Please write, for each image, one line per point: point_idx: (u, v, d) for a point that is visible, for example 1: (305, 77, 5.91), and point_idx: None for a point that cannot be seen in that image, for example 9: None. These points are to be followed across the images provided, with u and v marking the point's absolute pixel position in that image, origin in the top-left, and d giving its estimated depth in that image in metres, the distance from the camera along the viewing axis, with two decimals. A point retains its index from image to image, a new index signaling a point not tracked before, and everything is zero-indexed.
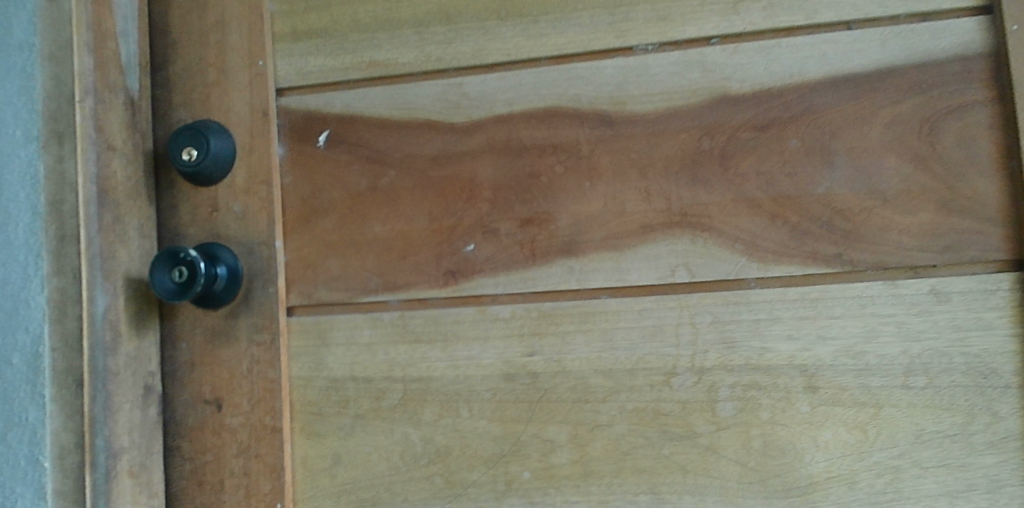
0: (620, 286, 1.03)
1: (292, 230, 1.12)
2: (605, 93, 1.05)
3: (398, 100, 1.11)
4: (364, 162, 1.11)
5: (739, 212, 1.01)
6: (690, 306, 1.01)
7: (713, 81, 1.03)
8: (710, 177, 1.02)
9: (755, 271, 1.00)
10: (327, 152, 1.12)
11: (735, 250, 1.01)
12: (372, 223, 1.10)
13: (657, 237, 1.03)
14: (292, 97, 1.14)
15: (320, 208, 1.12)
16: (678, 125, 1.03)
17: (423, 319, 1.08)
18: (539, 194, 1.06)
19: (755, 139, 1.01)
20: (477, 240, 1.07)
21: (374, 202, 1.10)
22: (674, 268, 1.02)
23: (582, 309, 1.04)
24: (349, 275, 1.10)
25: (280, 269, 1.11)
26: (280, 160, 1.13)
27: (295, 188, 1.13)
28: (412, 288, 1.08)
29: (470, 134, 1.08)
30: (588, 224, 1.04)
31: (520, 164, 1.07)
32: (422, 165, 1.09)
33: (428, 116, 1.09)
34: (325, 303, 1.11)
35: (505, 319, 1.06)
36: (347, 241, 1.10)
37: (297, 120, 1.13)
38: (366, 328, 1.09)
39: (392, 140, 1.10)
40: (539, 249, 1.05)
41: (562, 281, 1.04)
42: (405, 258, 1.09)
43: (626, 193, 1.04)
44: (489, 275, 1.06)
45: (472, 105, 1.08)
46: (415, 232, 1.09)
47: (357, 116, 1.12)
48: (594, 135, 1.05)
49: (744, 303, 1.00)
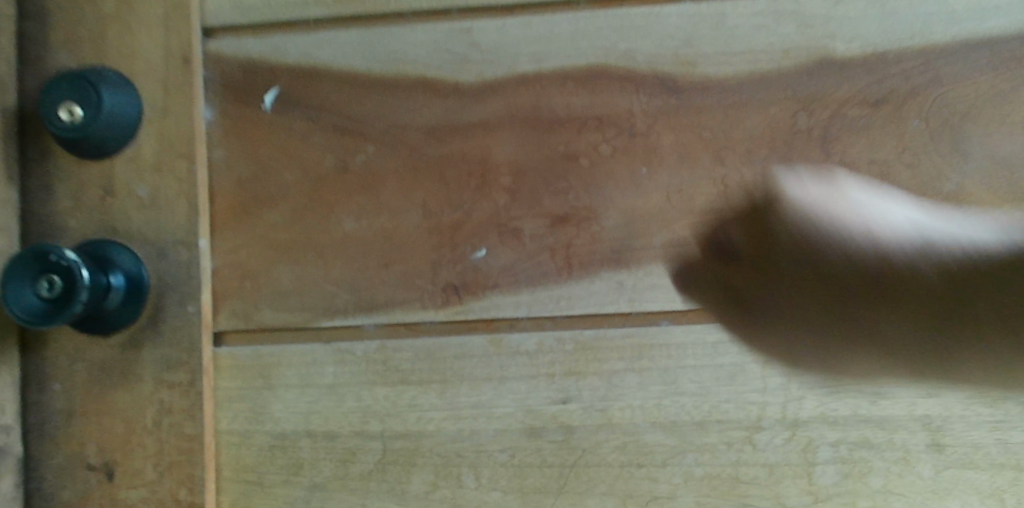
0: (689, 309, 0.77)
1: (224, 226, 0.80)
2: (669, 49, 0.77)
3: (378, 48, 0.79)
4: (330, 133, 0.79)
5: (847, 213, 0.76)
6: (785, 338, 0.76)
7: (813, 41, 0.76)
8: (811, 166, 0.76)
9: (866, 293, 0.77)
10: (277, 117, 0.80)
11: (839, 265, 0.77)
12: (340, 218, 0.78)
13: (738, 245, 0.77)
14: (225, 40, 0.81)
15: (266, 195, 0.80)
16: (766, 97, 0.76)
17: (414, 353, 0.77)
18: (577, 183, 0.77)
19: (866, 118, 0.76)
20: (491, 243, 0.77)
21: (343, 188, 0.79)
22: (760, 287, 0.77)
23: (637, 342, 0.77)
24: (305, 290, 0.78)
25: (206, 280, 0.79)
26: (206, 126, 0.81)
27: (230, 167, 0.80)
28: (398, 309, 0.77)
29: (482, 99, 0.78)
30: (645, 225, 0.77)
31: (551, 141, 0.78)
32: (412, 139, 0.79)
33: (423, 71, 0.79)
34: (270, 329, 0.78)
35: (528, 354, 0.77)
36: (304, 242, 0.78)
37: (232, 72, 0.81)
38: (330, 365, 0.77)
39: (370, 104, 0.79)
40: (577, 259, 0.77)
41: (610, 302, 0.77)
42: (387, 267, 0.77)
43: (697, 185, 0.77)
44: (508, 292, 0.77)
45: (483, 61, 0.78)
46: (403, 231, 0.78)
47: (319, 69, 0.80)
48: (653, 106, 0.77)
49: (852, 335, 0.76)
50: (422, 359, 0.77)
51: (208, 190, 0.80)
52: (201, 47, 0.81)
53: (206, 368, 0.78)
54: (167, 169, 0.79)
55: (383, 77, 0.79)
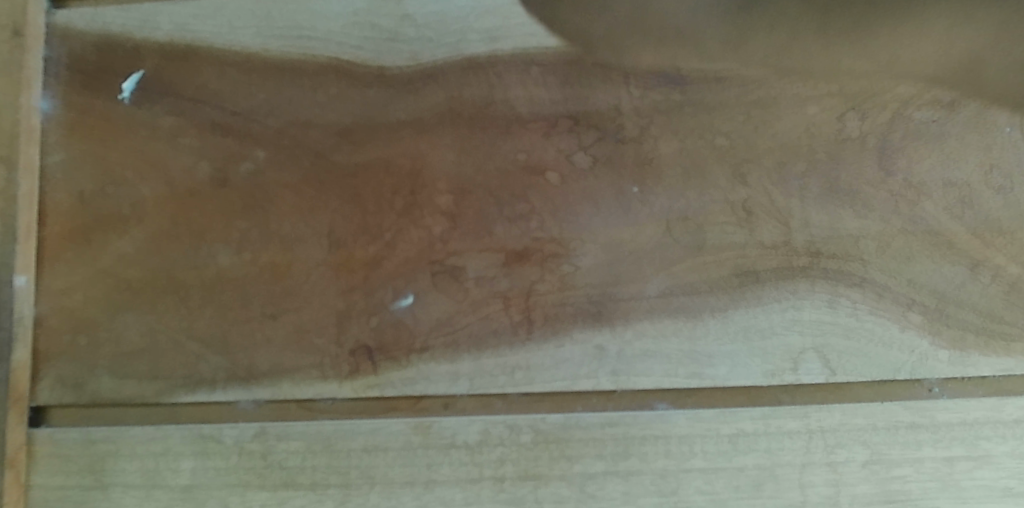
0: (695, 388, 0.55)
1: (54, 258, 0.56)
2: (672, 27, 0.57)
3: (279, 21, 0.57)
4: (206, 131, 0.56)
5: (913, 254, 0.55)
6: (829, 432, 0.55)
7: (865, 19, 0.57)
8: (865, 190, 0.56)
9: (942, 368, 0.55)
10: (139, 112, 0.57)
11: (909, 328, 0.55)
12: (215, 248, 0.56)
13: (764, 298, 0.55)
14: (78, 9, 0.58)
15: (109, 216, 0.56)
16: (805, 91, 0.56)
17: (306, 444, 0.55)
18: (543, 206, 0.56)
19: (937, 122, 0.56)
20: (420, 287, 0.55)
21: (219, 209, 0.56)
22: (797, 356, 0.55)
23: (623, 433, 0.55)
24: (160, 350, 0.55)
25: (21, 335, 0.55)
26: (42, 121, 0.56)
27: (70, 178, 0.56)
28: (287, 380, 0.55)
29: (415, 90, 0.57)
30: (633, 267, 0.56)
31: (508, 148, 0.56)
32: (318, 141, 0.56)
33: (336, 51, 0.57)
34: (110, 404, 0.55)
35: (467, 448, 0.55)
36: (161, 283, 0.55)
37: (83, 50, 0.57)
38: (187, 458, 0.54)
39: (263, 94, 0.57)
40: (541, 311, 0.55)
41: (586, 376, 0.55)
42: (275, 318, 0.55)
43: (710, 213, 0.56)
44: (442, 358, 0.55)
45: (418, 39, 0.57)
46: (300, 270, 0.55)
47: (198, 47, 0.57)
48: (650, 100, 0.57)
49: (925, 428, 0.55)
50: (317, 453, 0.54)
51: (39, 209, 0.56)
52: (45, 18, 0.57)
53: (11, 461, 0.54)
54: None
55: (283, 58, 0.57)
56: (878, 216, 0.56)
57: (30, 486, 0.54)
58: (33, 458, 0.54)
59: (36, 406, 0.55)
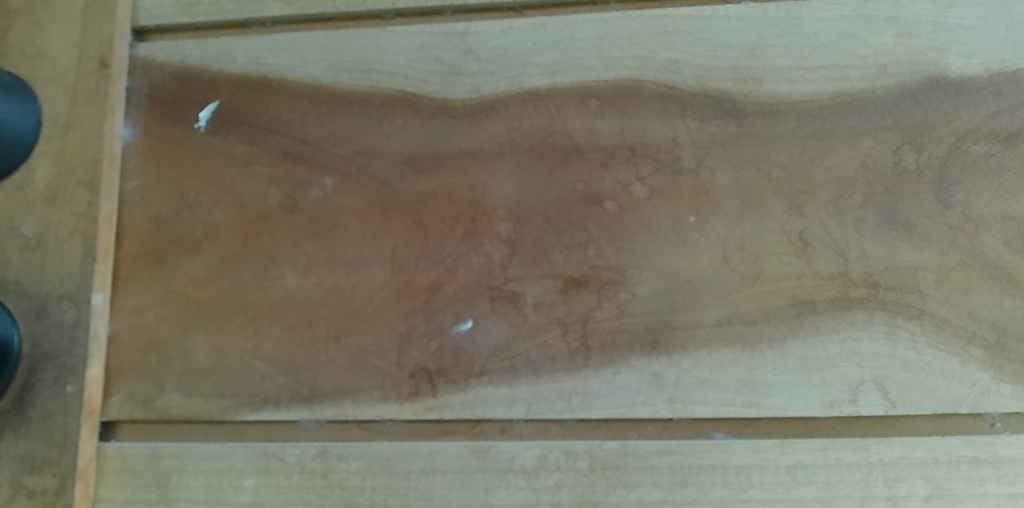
0: (753, 418, 0.55)
1: (129, 278, 0.58)
2: (727, 62, 0.59)
3: (348, 55, 0.60)
4: (277, 159, 0.59)
5: (973, 288, 0.56)
6: (889, 465, 0.54)
7: (920, 55, 0.58)
8: (922, 222, 0.56)
9: (1005, 402, 0.54)
10: (213, 140, 0.59)
11: (970, 361, 0.55)
12: (282, 271, 0.57)
13: (822, 329, 0.56)
14: (159, 42, 0.61)
15: (182, 239, 0.58)
16: (861, 124, 0.57)
17: (365, 464, 0.55)
18: (601, 234, 0.57)
19: (995, 157, 0.57)
20: (479, 312, 0.57)
21: (287, 233, 0.58)
22: (856, 388, 0.55)
23: (680, 462, 0.55)
24: (227, 368, 0.57)
25: (95, 352, 0.57)
26: (123, 148, 0.59)
27: (147, 202, 0.59)
28: (349, 401, 0.56)
29: (477, 121, 0.59)
30: (690, 296, 0.56)
31: (567, 178, 0.58)
32: (383, 170, 0.58)
33: (402, 84, 0.59)
34: (177, 421, 0.56)
35: (524, 473, 0.55)
36: (229, 303, 0.57)
37: (163, 82, 0.60)
38: (250, 475, 0.55)
39: (332, 124, 0.59)
40: (598, 339, 0.56)
41: (643, 403, 0.56)
42: (338, 341, 0.56)
43: (766, 243, 0.57)
44: (500, 382, 0.56)
45: (481, 72, 0.59)
46: (363, 293, 0.57)
47: (272, 79, 0.60)
48: (706, 133, 0.58)
49: (988, 463, 0.54)
50: (376, 474, 0.55)
51: (116, 231, 0.58)
52: (128, 51, 0.60)
53: (82, 474, 0.55)
54: (63, 202, 0.58)
55: (351, 90, 0.59)
56: (935, 249, 0.56)
57: (98, 500, 0.55)
58: (101, 473, 0.56)
59: (105, 421, 0.56)
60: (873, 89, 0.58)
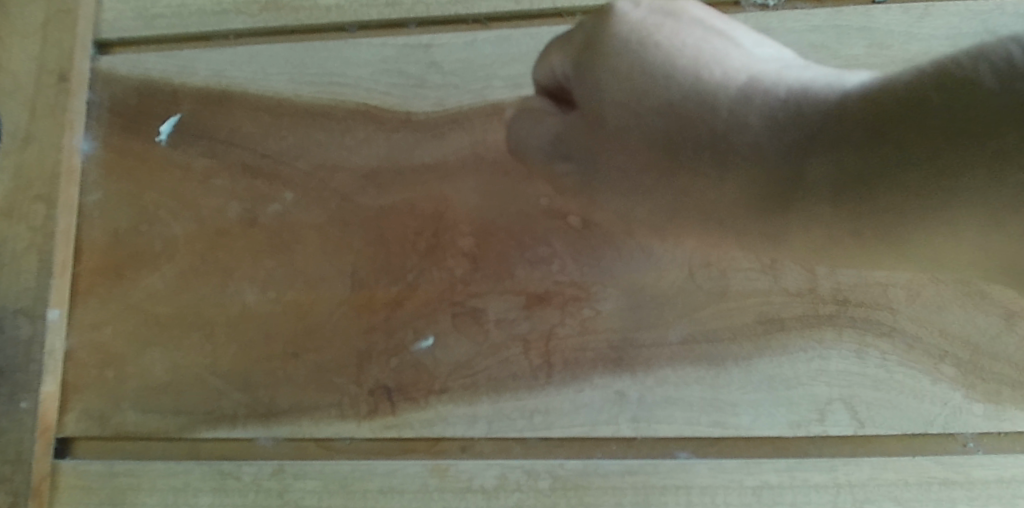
0: (718, 437, 0.54)
1: (87, 293, 0.57)
2: None
3: (311, 67, 0.59)
4: (238, 173, 0.58)
5: (945, 305, 0.54)
6: (857, 487, 0.53)
7: (892, 65, 0.57)
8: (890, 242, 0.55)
9: (977, 422, 0.53)
10: (173, 154, 0.58)
11: (941, 380, 0.54)
12: (241, 287, 0.57)
13: (790, 347, 0.54)
14: (122, 55, 0.60)
15: (142, 253, 0.57)
16: None
17: (322, 483, 0.54)
18: (565, 249, 0.56)
19: None
20: (440, 328, 0.56)
21: (248, 248, 0.57)
22: (824, 408, 0.54)
23: (643, 482, 0.54)
24: (184, 385, 0.56)
25: (51, 367, 0.56)
26: (82, 161, 0.59)
27: (106, 216, 0.58)
28: (307, 418, 0.55)
29: (440, 134, 0.58)
30: (655, 313, 0.55)
31: (531, 192, 0.57)
32: (345, 185, 0.58)
33: (365, 96, 0.59)
34: (132, 437, 0.56)
35: (484, 493, 0.54)
36: (188, 319, 0.56)
37: (124, 95, 0.59)
38: (205, 494, 0.54)
39: (293, 137, 0.58)
40: (560, 356, 0.55)
41: (606, 422, 0.54)
42: (297, 357, 0.56)
43: (734, 259, 0.55)
44: (461, 400, 0.55)
45: (445, 85, 0.58)
46: (323, 309, 0.56)
47: (233, 91, 0.59)
48: None
49: (960, 484, 0.52)
50: (334, 494, 0.54)
51: (74, 245, 0.58)
52: (91, 64, 0.60)
53: (36, 491, 0.54)
54: (19, 216, 0.57)
55: (313, 103, 0.59)
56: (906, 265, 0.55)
57: None
58: (56, 490, 0.55)
59: (61, 437, 0.56)
60: None
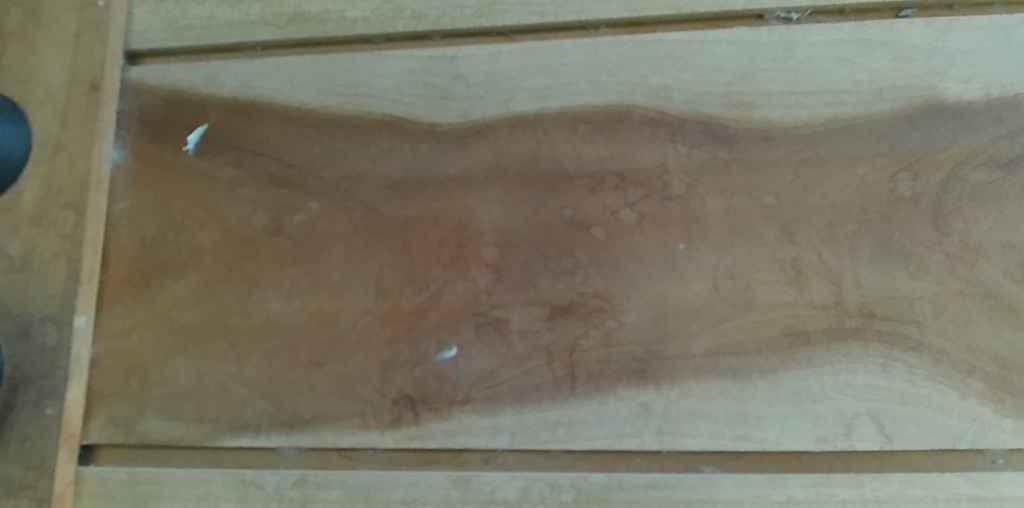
0: (744, 452, 0.54)
1: (112, 301, 0.58)
2: (719, 87, 0.58)
3: (337, 79, 0.60)
4: (263, 183, 0.58)
5: (972, 319, 0.54)
6: (885, 503, 0.52)
7: (916, 80, 0.56)
8: (918, 251, 0.55)
9: (1006, 438, 0.52)
10: (200, 164, 0.59)
11: (970, 395, 0.53)
12: (265, 295, 0.57)
13: (815, 361, 0.54)
14: (151, 66, 0.61)
15: (169, 261, 0.58)
16: (856, 150, 0.56)
17: (344, 494, 0.54)
18: (588, 262, 0.56)
19: (993, 184, 0.55)
20: (463, 339, 0.55)
21: (273, 257, 0.57)
22: (852, 421, 0.53)
23: (667, 496, 0.53)
24: (207, 393, 0.56)
25: (76, 374, 0.56)
26: (111, 171, 0.59)
27: (134, 225, 0.58)
28: (329, 428, 0.55)
29: (464, 146, 0.58)
30: (678, 325, 0.55)
31: (555, 204, 0.57)
32: (369, 195, 0.58)
33: (391, 108, 0.59)
34: (157, 445, 0.56)
35: (507, 505, 0.54)
36: (212, 327, 0.57)
37: (153, 105, 0.60)
38: (228, 503, 0.54)
39: (319, 147, 0.59)
40: (584, 368, 0.55)
41: (630, 435, 0.54)
42: (321, 367, 0.56)
43: (758, 271, 0.55)
44: (484, 411, 0.55)
45: (469, 97, 0.59)
46: (347, 320, 0.56)
47: (260, 103, 0.60)
48: (697, 159, 0.57)
49: (989, 501, 0.52)
50: (356, 504, 0.54)
51: (101, 253, 0.58)
52: (121, 74, 0.61)
53: (58, 498, 0.54)
54: (48, 223, 0.60)
55: (340, 115, 0.59)
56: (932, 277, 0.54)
57: None
58: (79, 497, 0.55)
59: (85, 444, 0.56)
60: (868, 115, 0.56)
